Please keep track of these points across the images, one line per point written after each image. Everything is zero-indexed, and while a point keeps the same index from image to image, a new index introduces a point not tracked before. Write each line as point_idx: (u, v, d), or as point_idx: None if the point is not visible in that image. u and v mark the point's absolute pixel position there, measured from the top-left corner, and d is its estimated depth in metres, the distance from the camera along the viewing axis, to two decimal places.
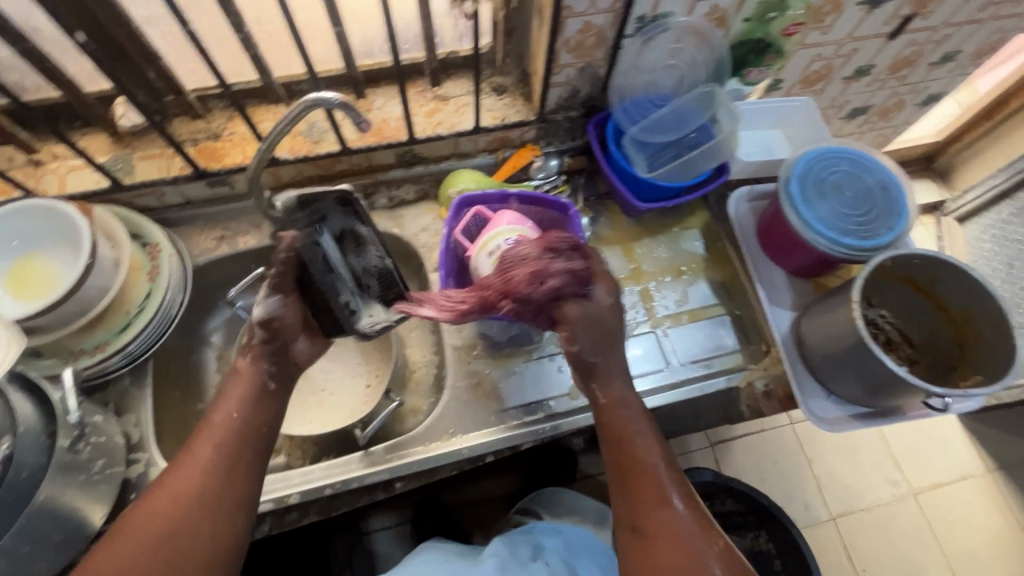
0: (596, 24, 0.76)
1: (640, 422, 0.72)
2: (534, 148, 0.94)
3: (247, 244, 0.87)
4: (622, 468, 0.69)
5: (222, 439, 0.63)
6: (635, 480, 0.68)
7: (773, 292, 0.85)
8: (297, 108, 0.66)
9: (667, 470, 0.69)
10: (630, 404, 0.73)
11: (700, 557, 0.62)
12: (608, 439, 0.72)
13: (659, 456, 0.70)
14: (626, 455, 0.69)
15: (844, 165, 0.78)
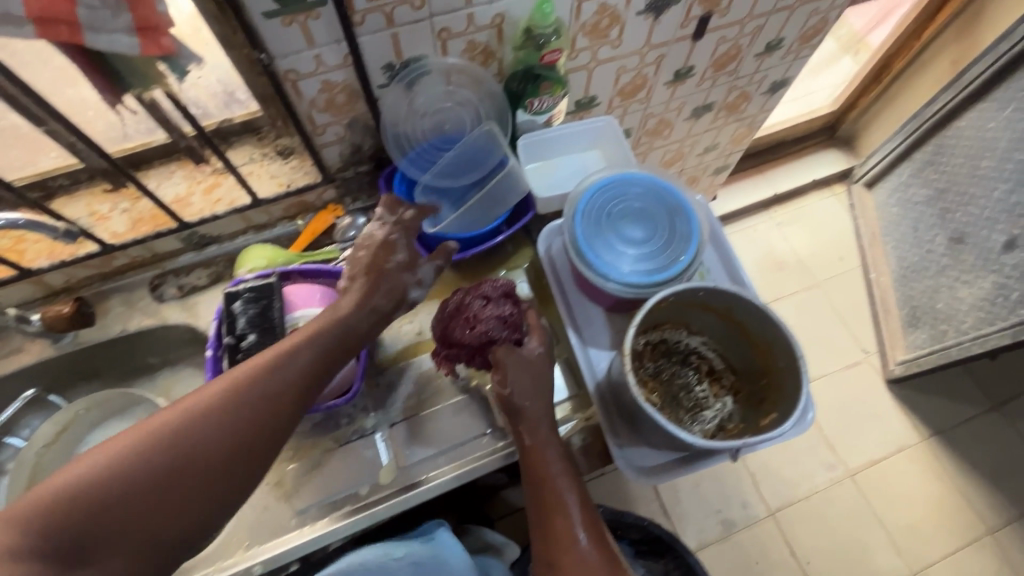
0: (337, 81, 0.70)
1: (561, 461, 0.66)
2: (336, 208, 0.87)
3: (21, 362, 0.79)
4: (542, 512, 0.64)
5: (262, 385, 0.54)
6: (553, 528, 0.62)
7: (589, 332, 0.78)
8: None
9: (585, 512, 0.63)
10: (551, 442, 0.66)
11: None
12: (528, 479, 0.66)
13: (576, 495, 0.64)
14: (545, 500, 0.64)
15: (632, 194, 0.73)
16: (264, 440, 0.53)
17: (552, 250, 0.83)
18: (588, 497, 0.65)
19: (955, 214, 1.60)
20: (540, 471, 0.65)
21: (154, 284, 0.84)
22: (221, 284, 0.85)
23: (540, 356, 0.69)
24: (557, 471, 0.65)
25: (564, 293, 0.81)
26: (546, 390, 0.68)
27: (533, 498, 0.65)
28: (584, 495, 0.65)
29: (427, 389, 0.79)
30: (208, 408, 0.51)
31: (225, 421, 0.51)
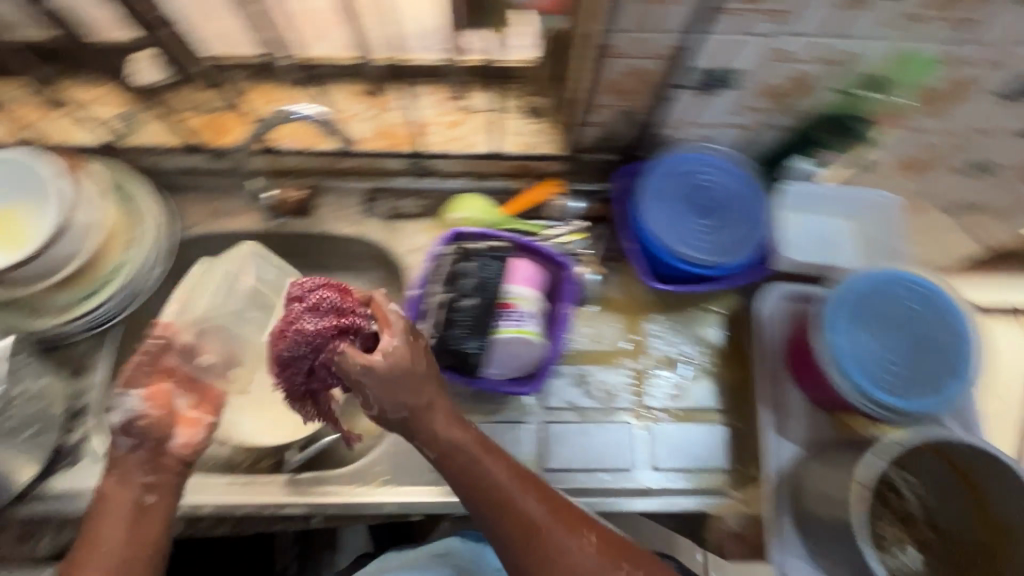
0: (644, 69, 0.63)
1: (489, 454, 0.57)
2: (559, 184, 0.83)
3: (237, 226, 0.84)
4: (501, 529, 0.55)
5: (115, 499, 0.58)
6: (540, 547, 0.54)
7: (784, 418, 0.72)
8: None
9: (541, 499, 0.56)
10: (467, 437, 0.57)
11: None
12: (456, 483, 0.57)
13: (532, 491, 0.56)
14: (510, 519, 0.55)
15: (910, 303, 0.64)
16: (163, 530, 0.59)
17: (771, 318, 0.76)
18: (535, 477, 0.58)
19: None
20: (484, 477, 0.56)
21: (367, 195, 0.85)
22: (426, 219, 0.85)
23: (406, 355, 0.55)
24: (466, 449, 0.56)
25: (767, 368, 0.74)
26: (420, 382, 0.56)
27: (496, 523, 0.55)
28: (522, 473, 0.57)
29: (589, 402, 0.77)
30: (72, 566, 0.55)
31: (104, 518, 0.57)
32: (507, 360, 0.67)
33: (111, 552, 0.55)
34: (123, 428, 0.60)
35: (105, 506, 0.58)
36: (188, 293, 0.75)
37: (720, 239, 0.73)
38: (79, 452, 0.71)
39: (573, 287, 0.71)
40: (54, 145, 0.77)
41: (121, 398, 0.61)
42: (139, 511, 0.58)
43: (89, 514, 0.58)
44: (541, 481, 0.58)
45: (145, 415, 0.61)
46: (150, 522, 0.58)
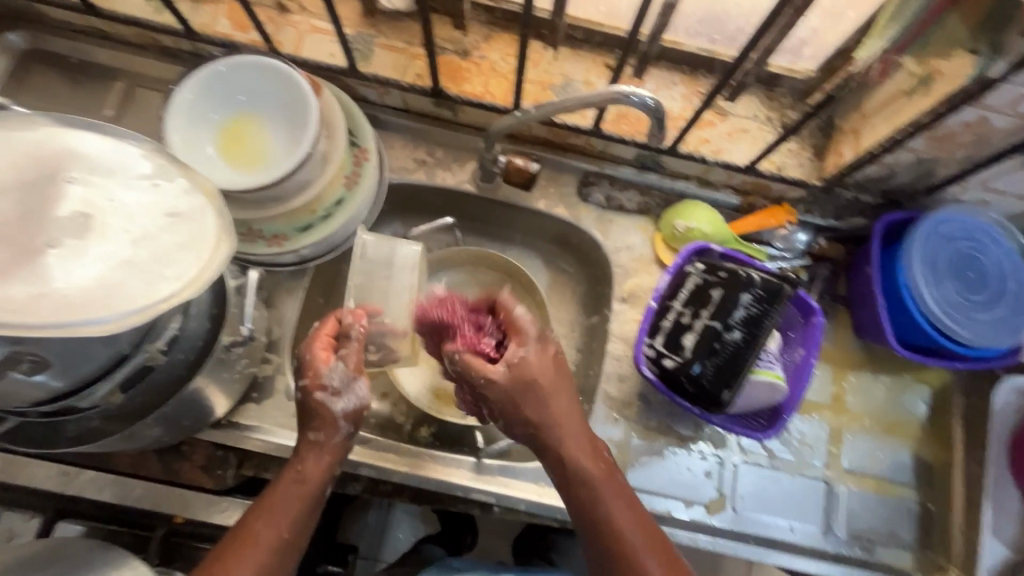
0: (991, 124, 0.56)
1: (575, 425, 0.57)
2: (791, 212, 0.77)
3: (445, 180, 0.78)
4: (570, 492, 0.55)
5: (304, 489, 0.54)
6: (597, 525, 0.54)
7: (998, 517, 0.70)
8: (602, 99, 0.54)
9: (599, 465, 0.56)
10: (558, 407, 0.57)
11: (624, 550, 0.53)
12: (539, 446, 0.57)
13: (610, 481, 0.55)
14: (569, 475, 0.55)
15: None
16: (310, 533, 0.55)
17: (1004, 410, 0.72)
18: (609, 458, 0.57)
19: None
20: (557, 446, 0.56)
21: (584, 178, 0.79)
22: (641, 217, 0.79)
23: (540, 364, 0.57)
24: (564, 430, 0.56)
25: (991, 464, 0.71)
26: (563, 377, 0.58)
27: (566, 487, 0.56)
28: (604, 460, 0.56)
29: (784, 449, 0.73)
30: (252, 543, 0.51)
31: (294, 496, 0.53)
32: (743, 398, 0.63)
33: (270, 544, 0.51)
34: (350, 417, 0.57)
35: (292, 489, 0.54)
36: (370, 280, 0.65)
37: (973, 317, 0.68)
38: (269, 388, 0.68)
39: (820, 335, 0.65)
40: (282, 55, 0.71)
41: (347, 387, 0.56)
42: (313, 506, 0.54)
43: (277, 481, 0.54)
44: (616, 470, 0.57)
45: (332, 411, 0.55)
46: (310, 522, 0.54)
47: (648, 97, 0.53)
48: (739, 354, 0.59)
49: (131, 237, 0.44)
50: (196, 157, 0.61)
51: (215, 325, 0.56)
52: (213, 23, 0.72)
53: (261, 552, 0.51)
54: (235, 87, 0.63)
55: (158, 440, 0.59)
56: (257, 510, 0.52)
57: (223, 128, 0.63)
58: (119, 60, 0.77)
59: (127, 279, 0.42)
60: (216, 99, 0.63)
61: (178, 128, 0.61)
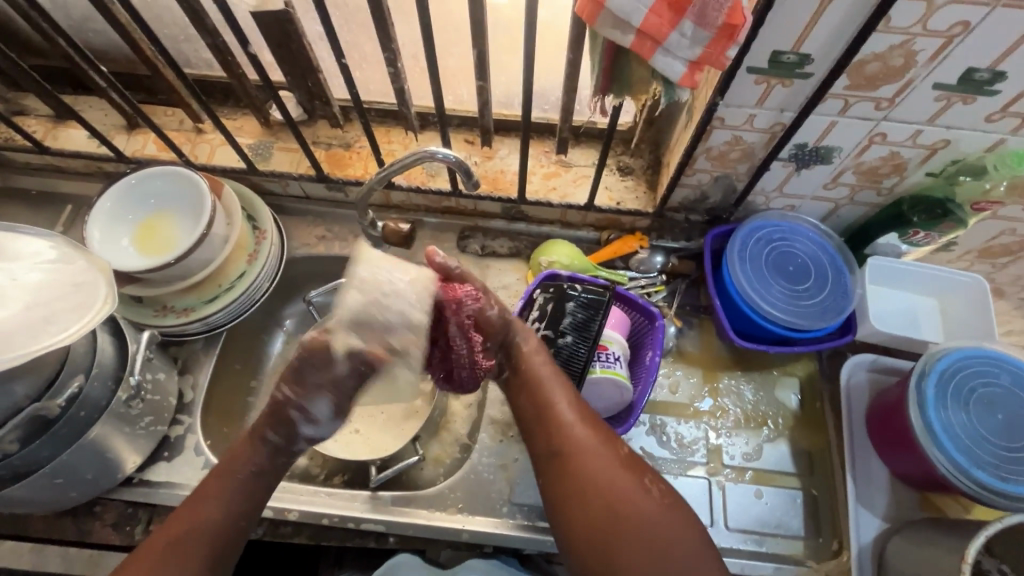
0: (746, 140, 0.69)
1: (567, 391, 0.62)
2: (642, 238, 0.87)
3: (341, 250, 0.90)
4: (563, 458, 0.58)
5: (251, 479, 0.60)
6: (600, 484, 0.55)
7: (865, 490, 0.74)
8: (415, 159, 0.69)
9: (583, 412, 0.61)
10: (538, 361, 0.64)
11: (616, 483, 0.55)
12: (535, 422, 0.61)
13: (606, 441, 0.59)
14: (563, 444, 0.58)
15: (1005, 381, 0.65)
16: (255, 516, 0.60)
17: (854, 387, 0.79)
18: (597, 419, 0.62)
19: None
20: (550, 419, 0.60)
21: (463, 234, 0.91)
22: (515, 260, 0.90)
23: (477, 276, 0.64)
24: (549, 384, 0.62)
25: (852, 438, 0.76)
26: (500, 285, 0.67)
27: (562, 461, 0.58)
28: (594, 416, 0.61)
29: (664, 452, 0.78)
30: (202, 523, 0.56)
31: (233, 477, 0.59)
32: (598, 399, 0.70)
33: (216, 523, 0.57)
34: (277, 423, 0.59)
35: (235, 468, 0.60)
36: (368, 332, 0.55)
37: (802, 306, 0.76)
38: (179, 446, 0.76)
39: (662, 337, 0.73)
40: (196, 164, 0.87)
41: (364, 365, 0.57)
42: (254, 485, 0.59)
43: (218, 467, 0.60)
44: (612, 433, 0.61)
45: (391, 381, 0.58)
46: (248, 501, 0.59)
47: (448, 153, 0.69)
48: (576, 357, 0.68)
49: (26, 302, 0.55)
50: (113, 249, 0.75)
51: (116, 382, 0.65)
52: (143, 148, 0.89)
53: (207, 529, 0.56)
54: (147, 192, 0.77)
55: (65, 497, 0.65)
56: (208, 492, 0.58)
57: (138, 225, 0.77)
58: (71, 187, 0.93)
59: (15, 334, 0.52)
60: (133, 202, 0.77)
61: (98, 229, 0.75)
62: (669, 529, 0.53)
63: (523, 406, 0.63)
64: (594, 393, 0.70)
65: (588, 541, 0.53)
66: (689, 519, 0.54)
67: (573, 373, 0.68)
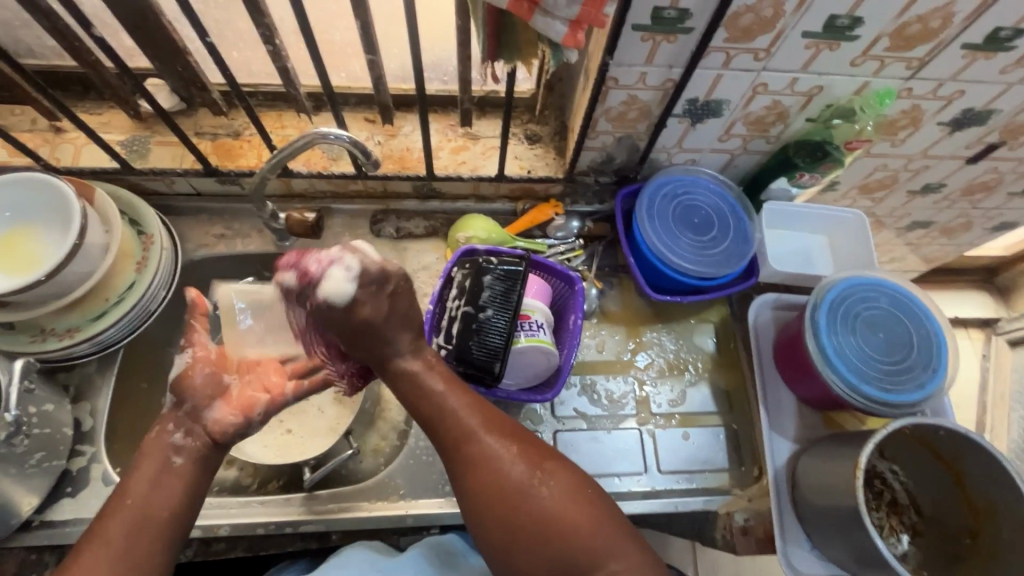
0: (642, 99, 0.70)
1: (467, 400, 0.60)
2: (557, 205, 0.87)
3: (244, 248, 0.84)
4: (471, 471, 0.57)
5: (166, 457, 0.57)
6: (509, 492, 0.56)
7: (777, 417, 0.79)
8: (307, 142, 0.65)
9: (485, 418, 0.59)
10: (433, 371, 0.61)
11: (525, 488, 0.56)
12: (439, 438, 0.59)
13: (501, 434, 0.58)
14: (469, 458, 0.57)
15: (885, 304, 0.72)
16: (182, 496, 0.56)
17: (762, 325, 0.84)
18: (502, 418, 0.60)
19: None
20: (442, 422, 0.59)
21: (375, 218, 0.87)
22: (433, 239, 0.88)
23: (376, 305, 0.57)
24: (446, 396, 0.60)
25: (762, 371, 0.82)
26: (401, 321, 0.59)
27: (459, 461, 0.58)
28: (488, 410, 0.60)
29: (596, 409, 0.80)
30: (121, 510, 0.54)
31: (147, 463, 0.57)
32: (526, 367, 0.71)
33: (135, 507, 0.54)
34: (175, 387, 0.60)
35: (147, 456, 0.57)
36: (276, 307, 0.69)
37: (708, 255, 0.80)
38: (84, 478, 0.69)
39: (582, 299, 0.75)
40: (59, 168, 0.77)
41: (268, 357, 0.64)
42: (177, 471, 0.57)
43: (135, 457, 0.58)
44: (507, 419, 0.60)
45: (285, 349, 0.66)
46: (167, 484, 0.56)
47: (341, 133, 0.65)
48: (498, 329, 0.68)
49: None
50: None
51: None
52: None
53: (127, 514, 0.54)
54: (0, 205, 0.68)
55: None
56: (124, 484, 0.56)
57: None
58: None
59: None
60: None
61: None
62: (567, 512, 0.55)
63: (426, 421, 0.60)
64: (522, 362, 0.70)
65: (493, 534, 0.56)
66: (599, 503, 0.57)
67: (497, 346, 0.68)
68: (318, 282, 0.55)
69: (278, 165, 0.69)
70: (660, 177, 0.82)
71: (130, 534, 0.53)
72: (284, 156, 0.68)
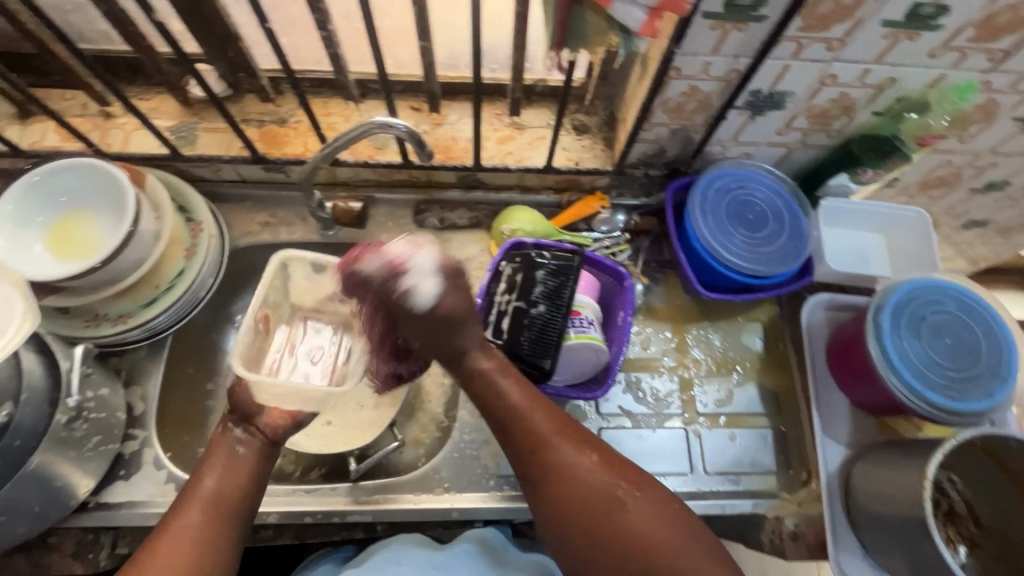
0: (702, 90, 0.68)
1: (540, 408, 0.60)
2: (602, 198, 0.85)
3: (288, 236, 0.84)
4: (546, 479, 0.57)
5: (235, 449, 0.60)
6: (586, 504, 0.55)
7: (829, 420, 0.78)
8: (361, 131, 0.64)
9: (559, 427, 0.59)
10: (506, 378, 0.62)
11: (602, 499, 0.55)
12: (513, 445, 0.60)
13: (578, 442, 0.58)
14: (543, 464, 0.57)
15: (952, 308, 0.69)
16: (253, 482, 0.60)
17: (813, 325, 0.82)
18: (576, 428, 0.60)
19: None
20: (519, 427, 0.59)
21: (418, 208, 0.86)
22: (476, 230, 0.86)
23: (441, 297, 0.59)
24: (519, 402, 0.60)
25: (813, 373, 0.80)
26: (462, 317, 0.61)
27: (537, 468, 0.58)
28: (562, 419, 0.60)
29: (641, 407, 0.79)
30: (200, 496, 0.56)
31: (216, 455, 0.59)
32: (576, 364, 0.70)
33: (211, 491, 0.57)
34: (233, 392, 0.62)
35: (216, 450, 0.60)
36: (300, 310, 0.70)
37: (762, 252, 0.78)
38: (137, 462, 0.71)
39: (632, 296, 0.73)
40: (109, 154, 0.77)
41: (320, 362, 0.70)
42: (245, 459, 0.60)
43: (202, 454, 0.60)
44: (583, 429, 0.60)
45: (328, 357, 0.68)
46: (238, 469, 0.59)
47: (400, 124, 0.63)
48: (550, 325, 0.67)
49: None
50: (25, 258, 0.66)
51: (53, 406, 0.59)
52: (42, 139, 0.78)
53: (205, 498, 0.56)
54: (55, 190, 0.68)
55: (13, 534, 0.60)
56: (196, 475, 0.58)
57: (51, 228, 0.69)
58: None
59: None
60: (39, 202, 0.68)
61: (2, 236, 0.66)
62: (649, 528, 0.53)
63: (500, 427, 0.61)
64: (572, 359, 0.69)
65: (574, 544, 0.55)
66: (682, 520, 0.54)
67: (548, 342, 0.67)
68: (406, 275, 0.58)
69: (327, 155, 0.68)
70: (713, 170, 0.80)
71: (207, 516, 0.55)
72: (338, 146, 0.66)
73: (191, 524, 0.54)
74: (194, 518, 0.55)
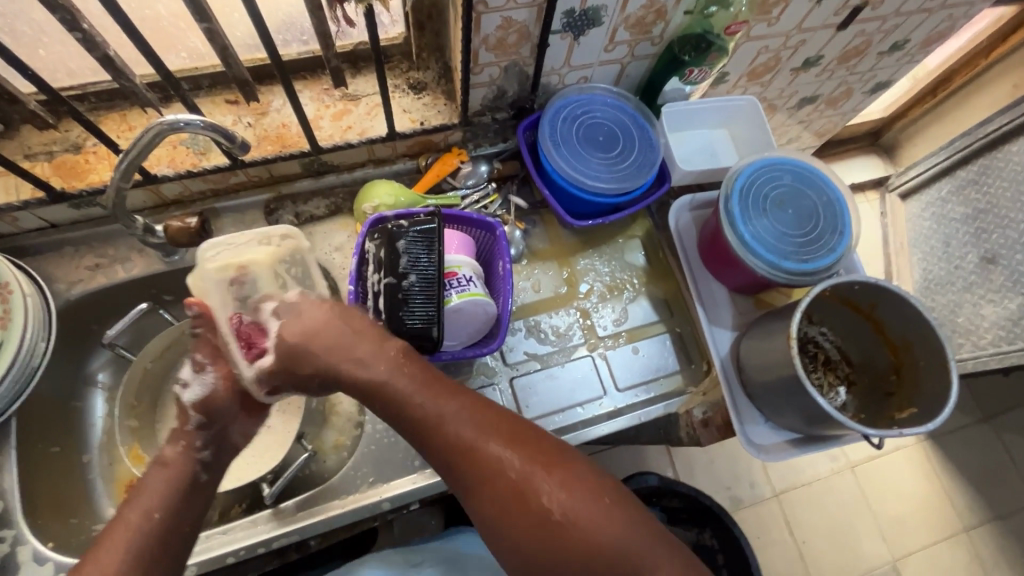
0: (517, 19, 0.66)
1: (445, 404, 0.56)
2: (460, 152, 0.83)
3: (127, 272, 0.75)
4: (468, 477, 0.53)
5: (182, 471, 0.58)
6: (506, 496, 0.51)
7: (714, 311, 0.82)
8: (152, 136, 0.57)
9: (474, 421, 0.55)
10: (399, 376, 0.58)
11: (525, 491, 0.51)
12: (427, 443, 0.56)
13: (498, 434, 0.54)
14: (460, 459, 0.54)
15: (788, 181, 0.74)
16: (196, 516, 0.58)
17: (683, 228, 0.85)
18: (495, 415, 0.56)
19: (994, 234, 1.14)
20: (432, 431, 0.55)
21: (269, 207, 0.80)
22: (339, 216, 0.82)
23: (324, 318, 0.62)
24: (422, 399, 0.57)
25: (692, 271, 0.83)
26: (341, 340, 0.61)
27: (461, 472, 0.53)
28: (478, 409, 0.56)
29: (546, 347, 0.80)
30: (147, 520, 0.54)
31: (159, 477, 0.57)
32: (465, 324, 0.69)
33: (148, 519, 0.54)
34: (198, 405, 0.61)
35: (158, 474, 0.58)
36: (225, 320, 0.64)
37: (618, 170, 0.79)
38: (13, 564, 0.63)
39: (505, 244, 0.73)
40: None
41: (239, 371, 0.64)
42: (193, 487, 0.58)
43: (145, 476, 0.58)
44: (504, 417, 0.56)
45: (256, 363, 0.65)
46: (191, 498, 0.58)
47: (195, 118, 0.56)
48: (425, 294, 0.65)
49: None
50: None
51: None
52: None
53: (143, 526, 0.53)
54: None
55: None
56: (136, 497, 0.55)
57: None
58: None
59: None
60: None
61: None
62: (579, 516, 0.50)
63: (412, 429, 0.57)
64: (460, 320, 0.68)
65: (507, 544, 0.51)
66: (612, 501, 0.51)
67: (428, 311, 0.65)
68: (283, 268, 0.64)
69: (126, 171, 0.60)
70: (557, 99, 0.80)
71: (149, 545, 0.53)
72: (140, 154, 0.59)
73: (124, 553, 0.51)
74: (133, 543, 0.52)
